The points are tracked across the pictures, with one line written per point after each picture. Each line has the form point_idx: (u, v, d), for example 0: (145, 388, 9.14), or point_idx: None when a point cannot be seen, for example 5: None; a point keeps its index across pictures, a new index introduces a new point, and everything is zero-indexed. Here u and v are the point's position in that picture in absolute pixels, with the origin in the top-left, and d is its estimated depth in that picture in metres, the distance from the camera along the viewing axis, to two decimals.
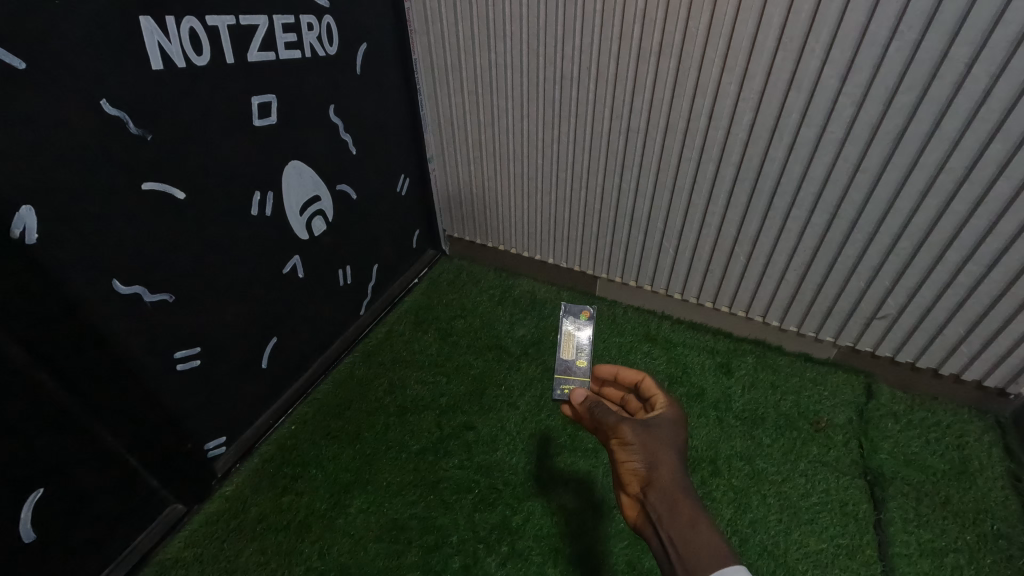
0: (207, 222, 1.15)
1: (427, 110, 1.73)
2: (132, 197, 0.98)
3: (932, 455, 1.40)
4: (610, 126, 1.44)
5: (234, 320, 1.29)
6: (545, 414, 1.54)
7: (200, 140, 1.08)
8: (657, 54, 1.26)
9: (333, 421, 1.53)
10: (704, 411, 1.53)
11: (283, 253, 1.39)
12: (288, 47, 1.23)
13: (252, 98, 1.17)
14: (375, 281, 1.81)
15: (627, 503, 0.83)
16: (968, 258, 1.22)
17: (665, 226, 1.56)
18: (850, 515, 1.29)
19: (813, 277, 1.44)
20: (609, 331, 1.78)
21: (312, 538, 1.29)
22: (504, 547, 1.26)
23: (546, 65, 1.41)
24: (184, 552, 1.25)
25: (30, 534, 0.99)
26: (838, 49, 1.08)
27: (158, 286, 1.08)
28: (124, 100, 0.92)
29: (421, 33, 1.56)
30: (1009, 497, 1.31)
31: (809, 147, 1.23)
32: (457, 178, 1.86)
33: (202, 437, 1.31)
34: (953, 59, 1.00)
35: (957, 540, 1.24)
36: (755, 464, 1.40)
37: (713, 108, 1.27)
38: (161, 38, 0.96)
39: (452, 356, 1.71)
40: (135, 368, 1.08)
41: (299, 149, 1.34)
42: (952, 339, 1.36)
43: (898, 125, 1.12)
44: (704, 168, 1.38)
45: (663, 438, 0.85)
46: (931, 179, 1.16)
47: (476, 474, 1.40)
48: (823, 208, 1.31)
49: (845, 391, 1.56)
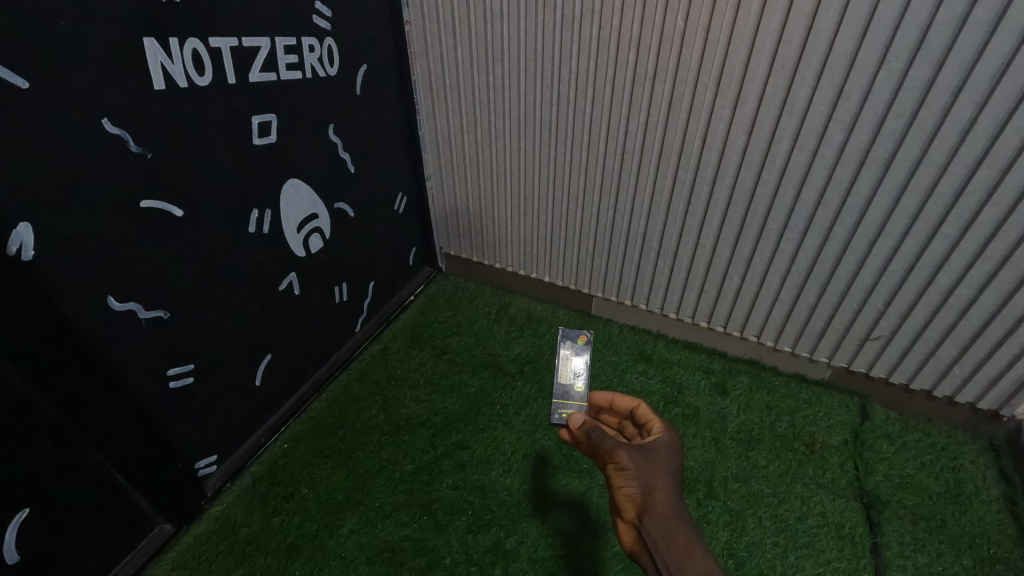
0: (205, 239, 1.15)
1: (425, 130, 1.75)
2: (130, 214, 0.98)
3: (928, 478, 1.40)
4: (606, 148, 1.47)
5: (229, 337, 1.29)
6: (540, 433, 1.53)
7: (200, 158, 1.09)
8: (651, 79, 1.29)
9: (326, 440, 1.52)
10: (700, 431, 1.52)
11: (280, 270, 1.39)
12: (289, 68, 1.25)
13: (252, 117, 1.18)
14: (371, 298, 1.81)
15: (622, 529, 0.83)
16: (959, 281, 1.23)
17: (660, 246, 1.58)
18: (847, 538, 1.29)
19: (807, 298, 1.46)
20: (604, 350, 1.78)
21: (302, 560, 1.26)
22: (498, 570, 1.25)
23: (543, 88, 1.44)
24: (170, 574, 1.23)
25: (14, 556, 0.97)
26: (828, 77, 1.10)
27: (153, 302, 1.08)
28: (125, 120, 0.94)
29: (421, 55, 1.59)
30: (1005, 520, 1.31)
31: (802, 171, 1.25)
32: (454, 197, 1.87)
33: (193, 455, 1.30)
34: (939, 88, 1.03)
35: (954, 564, 1.23)
36: (751, 486, 1.39)
37: (707, 132, 1.30)
38: (164, 59, 0.97)
39: (448, 375, 1.70)
40: (127, 385, 1.07)
41: (297, 167, 1.35)
42: (945, 360, 1.37)
43: (888, 150, 1.14)
44: (699, 190, 1.40)
45: (660, 464, 0.85)
46: (921, 203, 1.18)
47: (471, 495, 1.39)
48: (816, 230, 1.32)
49: (840, 412, 1.56)
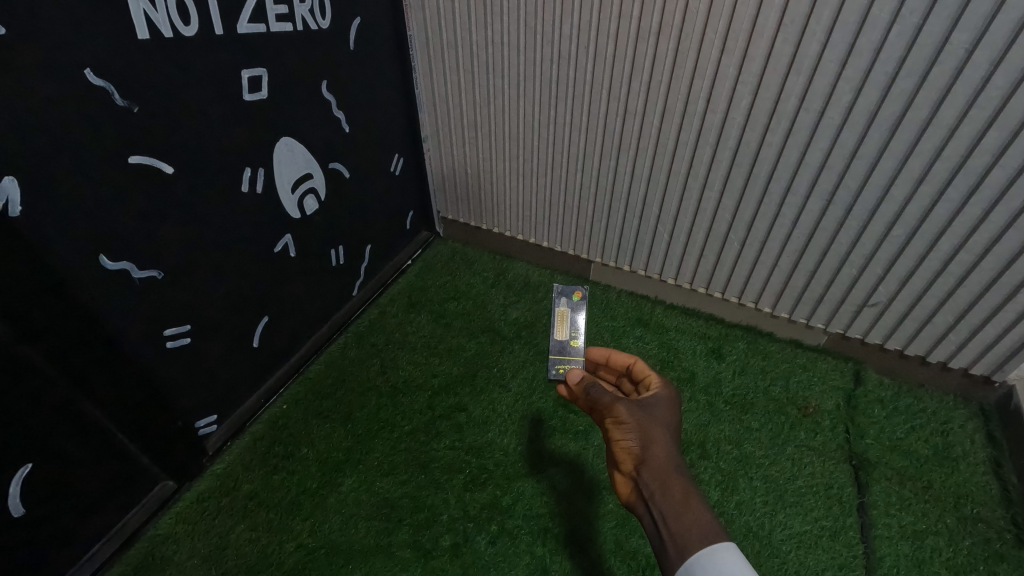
0: (195, 198, 1.12)
1: (421, 88, 1.69)
2: (119, 170, 0.96)
3: (917, 441, 1.42)
4: (607, 108, 1.43)
5: (224, 298, 1.28)
6: (537, 396, 1.54)
7: (188, 113, 1.06)
8: (656, 33, 1.24)
9: (325, 401, 1.53)
10: (695, 395, 1.54)
11: (274, 232, 1.37)
12: (280, 19, 1.20)
13: (242, 71, 1.14)
14: (368, 261, 1.80)
15: (619, 481, 0.84)
16: (961, 246, 1.22)
17: (661, 210, 1.56)
18: (835, 498, 1.32)
19: (807, 263, 1.45)
20: (602, 314, 1.78)
21: (303, 515, 1.30)
22: (494, 526, 1.28)
23: (544, 44, 1.39)
24: (175, 529, 1.26)
25: (19, 509, 0.99)
26: (839, 33, 1.07)
27: (147, 262, 1.07)
28: (109, 71, 0.90)
29: (417, 8, 1.52)
30: (990, 482, 1.34)
31: (807, 132, 1.22)
32: (452, 158, 1.83)
33: (193, 415, 1.31)
34: (953, 45, 0.99)
35: (938, 523, 1.27)
36: (743, 448, 1.42)
37: (712, 91, 1.26)
38: (147, 6, 0.93)
39: (445, 338, 1.71)
40: (124, 345, 1.08)
41: (290, 125, 1.32)
42: (941, 327, 1.38)
43: (897, 111, 1.11)
44: (701, 152, 1.37)
45: (658, 418, 0.86)
46: (927, 166, 1.16)
47: (467, 455, 1.41)
48: (819, 194, 1.30)
49: (834, 376, 1.58)
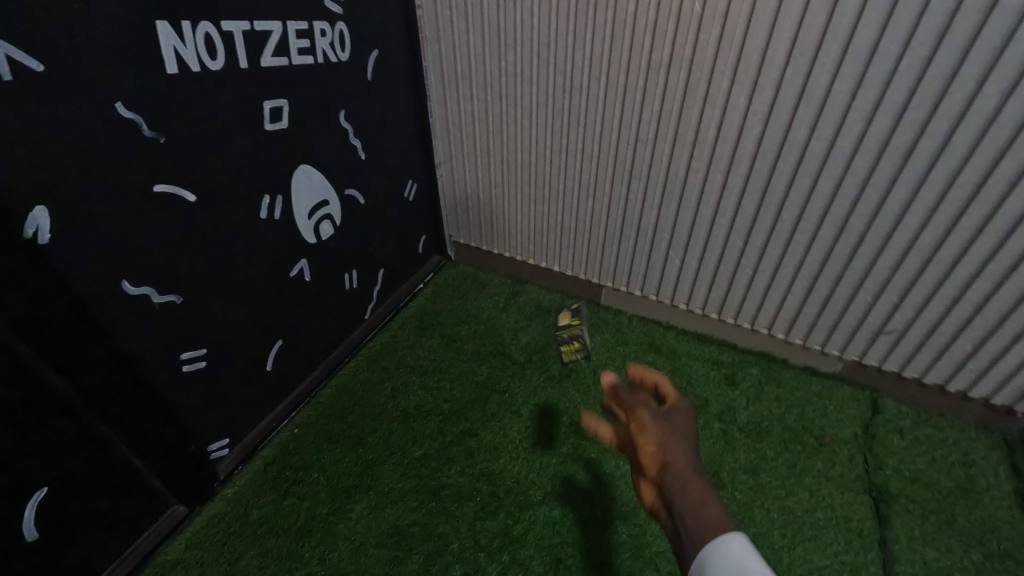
0: (215, 225, 1.15)
1: (435, 115, 1.73)
2: (144, 199, 0.99)
3: (938, 472, 1.39)
4: (619, 136, 1.45)
5: (240, 321, 1.29)
6: (548, 422, 1.53)
7: (211, 143, 1.09)
8: (667, 65, 1.27)
9: (336, 426, 1.53)
10: (708, 421, 1.52)
11: (291, 256, 1.39)
12: (302, 53, 1.24)
13: (264, 102, 1.18)
14: (381, 285, 1.81)
15: (639, 488, 0.77)
16: (976, 274, 1.21)
17: (672, 235, 1.56)
18: (855, 531, 1.29)
19: (820, 289, 1.44)
20: (613, 339, 1.78)
21: (313, 542, 1.29)
22: (506, 555, 1.26)
23: (556, 75, 1.42)
24: (185, 554, 1.26)
25: (33, 533, 0.99)
26: (849, 65, 1.08)
27: (167, 287, 1.09)
28: (138, 103, 0.93)
29: (433, 41, 1.57)
30: (1016, 516, 1.30)
31: (818, 161, 1.23)
32: (464, 184, 1.86)
33: (206, 439, 1.32)
34: (963, 76, 1.01)
35: (963, 559, 1.23)
36: (758, 477, 1.39)
37: (722, 119, 1.28)
38: (177, 42, 0.97)
39: (456, 363, 1.71)
40: (141, 369, 1.09)
41: (308, 153, 1.35)
42: (959, 354, 1.35)
43: (908, 140, 1.12)
44: (713, 179, 1.38)
45: (681, 425, 0.80)
46: (941, 196, 1.16)
47: (479, 481, 1.40)
48: (831, 221, 1.31)
49: (851, 405, 1.55)
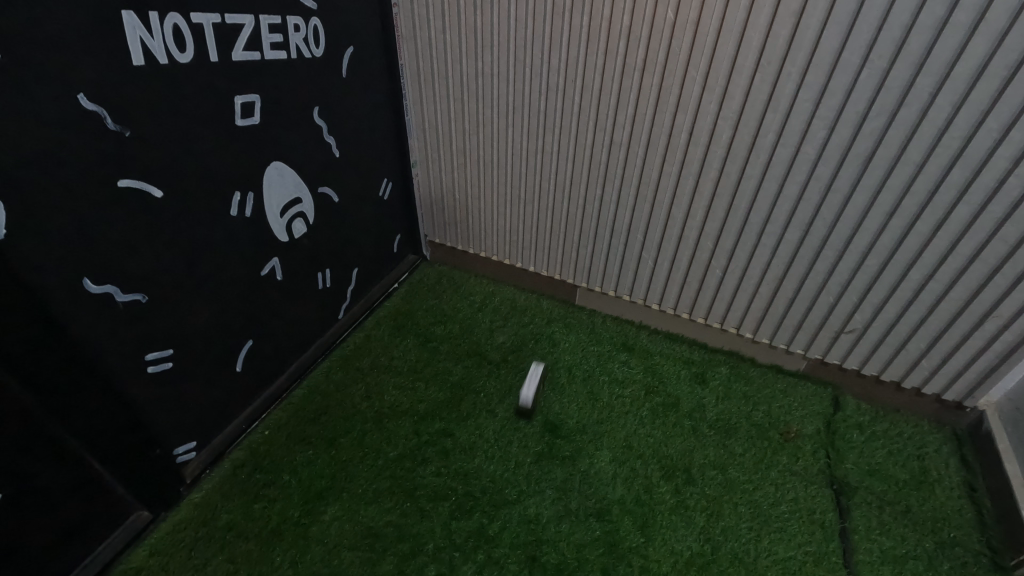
0: (182, 222, 1.12)
1: (411, 114, 1.72)
2: (108, 193, 0.96)
3: (894, 465, 1.46)
4: (594, 139, 1.47)
5: (208, 321, 1.26)
6: (523, 421, 1.54)
7: (179, 137, 1.06)
8: (641, 70, 1.29)
9: (308, 427, 1.51)
10: (679, 419, 1.56)
11: (262, 255, 1.36)
12: (274, 47, 1.22)
13: (235, 97, 1.15)
14: (354, 285, 1.79)
15: None
16: (930, 276, 1.28)
17: (645, 237, 1.59)
18: (817, 523, 1.34)
19: (786, 290, 1.49)
20: (587, 339, 1.80)
21: (284, 546, 1.26)
22: (481, 554, 1.26)
23: (533, 77, 1.43)
24: (149, 561, 1.22)
25: None
26: (812, 74, 1.13)
27: (131, 285, 1.05)
28: (101, 95, 0.90)
29: (409, 39, 1.56)
30: (965, 506, 1.37)
31: (784, 167, 1.28)
32: (440, 183, 1.85)
33: (172, 442, 1.28)
34: (918, 88, 1.06)
35: (917, 547, 1.29)
36: (727, 472, 1.43)
37: (694, 124, 1.31)
38: (144, 34, 0.94)
39: (431, 363, 1.70)
40: (104, 370, 1.05)
41: (281, 149, 1.33)
42: (914, 353, 1.42)
43: (867, 148, 1.17)
44: (684, 182, 1.42)
45: None
46: (897, 201, 1.22)
47: (454, 481, 1.40)
48: (796, 225, 1.35)
49: (814, 402, 1.61)
